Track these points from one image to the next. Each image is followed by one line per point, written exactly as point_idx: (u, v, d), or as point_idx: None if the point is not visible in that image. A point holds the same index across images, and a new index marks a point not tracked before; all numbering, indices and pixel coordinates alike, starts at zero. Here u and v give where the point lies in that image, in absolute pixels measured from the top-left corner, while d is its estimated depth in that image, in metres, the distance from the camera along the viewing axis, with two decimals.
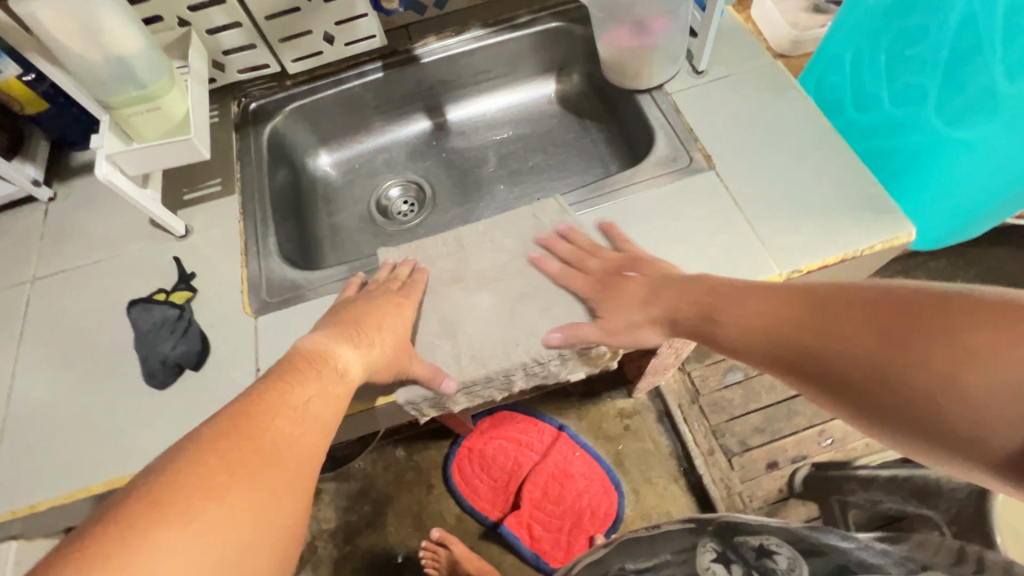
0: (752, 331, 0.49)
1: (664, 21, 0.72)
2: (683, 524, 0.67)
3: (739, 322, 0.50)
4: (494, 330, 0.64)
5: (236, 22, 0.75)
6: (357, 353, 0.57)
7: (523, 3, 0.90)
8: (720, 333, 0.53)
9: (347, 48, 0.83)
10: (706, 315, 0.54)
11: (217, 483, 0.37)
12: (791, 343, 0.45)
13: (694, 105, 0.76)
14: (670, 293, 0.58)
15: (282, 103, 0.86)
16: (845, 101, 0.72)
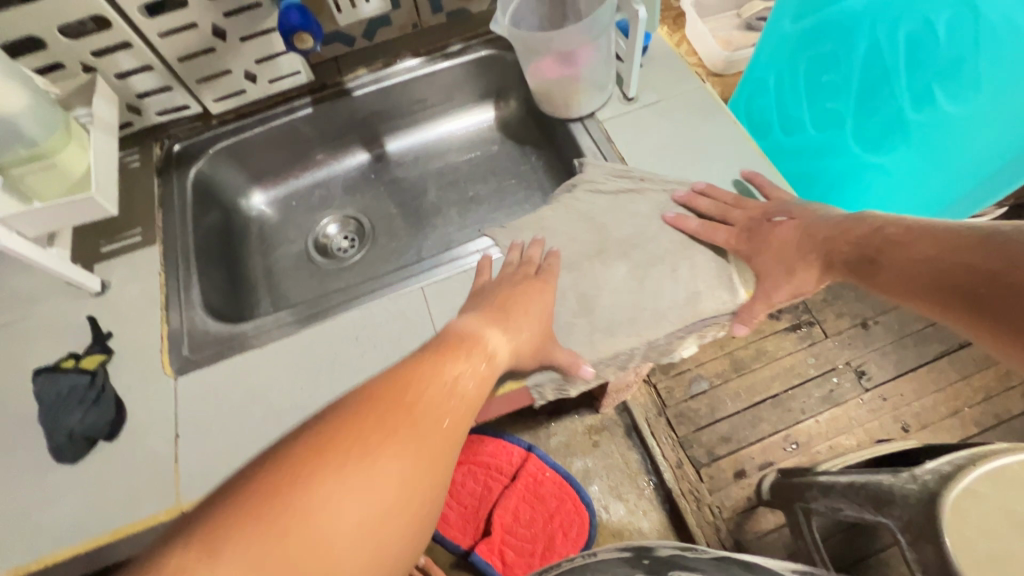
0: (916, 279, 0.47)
1: (586, 49, 0.71)
2: (618, 554, 0.56)
3: (904, 267, 0.48)
4: (624, 301, 0.61)
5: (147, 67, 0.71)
6: (507, 336, 0.53)
7: (454, 31, 0.89)
8: (884, 277, 0.50)
9: (272, 85, 0.81)
10: (871, 265, 0.51)
11: (369, 447, 0.35)
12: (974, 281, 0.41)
13: (626, 132, 0.75)
14: (827, 241, 0.55)
15: (207, 144, 0.83)
16: (771, 125, 0.72)
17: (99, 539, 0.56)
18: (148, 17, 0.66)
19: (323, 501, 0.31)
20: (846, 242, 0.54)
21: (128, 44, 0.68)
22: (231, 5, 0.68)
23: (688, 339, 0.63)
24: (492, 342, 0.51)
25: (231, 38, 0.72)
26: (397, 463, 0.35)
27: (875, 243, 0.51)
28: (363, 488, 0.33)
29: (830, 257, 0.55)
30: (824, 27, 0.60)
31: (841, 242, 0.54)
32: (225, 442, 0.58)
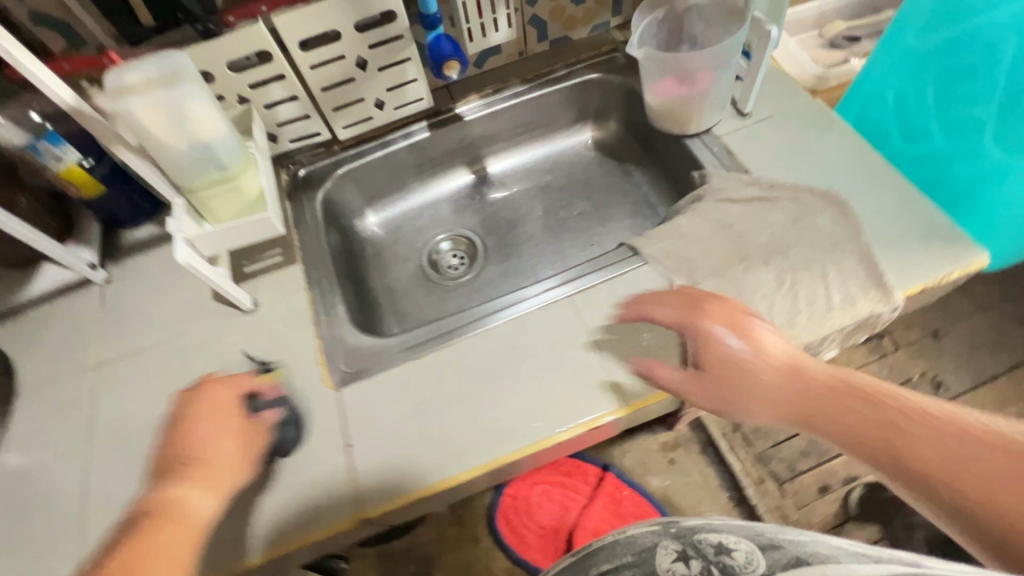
0: (870, 454, 0.43)
1: (709, 75, 0.75)
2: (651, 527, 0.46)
3: (841, 428, 0.45)
4: (772, 306, 0.63)
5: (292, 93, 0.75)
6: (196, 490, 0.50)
7: (557, 58, 0.93)
8: (830, 435, 0.46)
9: (396, 111, 0.84)
10: (821, 415, 0.47)
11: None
12: (906, 472, 0.41)
13: (744, 146, 0.77)
14: (814, 391, 0.49)
15: (330, 169, 0.86)
16: (886, 135, 0.75)
17: (291, 545, 0.57)
18: (304, 51, 0.71)
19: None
20: (806, 396, 0.49)
21: (281, 76, 0.72)
22: (378, 36, 0.72)
23: (833, 343, 0.64)
24: (195, 508, 0.49)
25: (370, 68, 0.76)
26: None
27: (866, 397, 0.46)
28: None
29: (805, 405, 0.49)
30: (966, 42, 0.64)
31: (806, 395, 0.49)
32: (406, 451, 0.61)
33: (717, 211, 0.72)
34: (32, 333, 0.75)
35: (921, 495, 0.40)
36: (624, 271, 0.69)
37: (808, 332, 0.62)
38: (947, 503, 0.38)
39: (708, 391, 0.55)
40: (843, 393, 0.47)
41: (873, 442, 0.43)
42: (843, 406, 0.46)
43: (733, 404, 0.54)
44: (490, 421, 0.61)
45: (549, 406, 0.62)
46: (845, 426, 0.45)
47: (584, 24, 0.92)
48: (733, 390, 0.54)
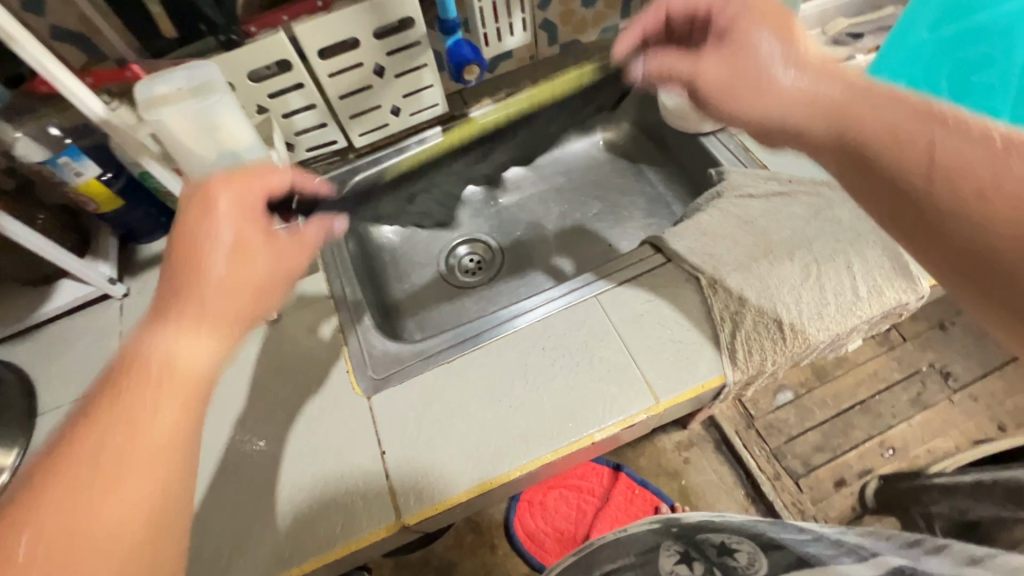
0: (843, 139, 0.39)
1: None
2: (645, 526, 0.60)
3: (872, 117, 0.38)
4: (799, 298, 0.64)
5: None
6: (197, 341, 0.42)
7: (568, 60, 0.94)
8: (810, 131, 0.42)
9: (412, 117, 0.85)
10: (824, 106, 0.42)
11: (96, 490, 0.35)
12: (937, 218, 0.33)
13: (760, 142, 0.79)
14: (826, 89, 0.43)
15: (346, 176, 0.86)
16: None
17: (331, 555, 0.57)
18: (323, 59, 0.71)
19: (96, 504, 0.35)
20: (806, 96, 0.44)
21: (300, 84, 0.72)
22: (395, 43, 0.73)
23: (858, 334, 0.65)
24: (187, 359, 0.41)
25: (387, 75, 0.77)
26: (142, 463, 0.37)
27: (861, 87, 0.41)
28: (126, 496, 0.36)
29: (813, 107, 0.43)
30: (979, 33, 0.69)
31: (803, 103, 0.44)
32: (442, 454, 0.61)
33: (736, 205, 0.73)
34: (53, 351, 0.74)
35: (896, 206, 0.36)
36: (647, 270, 0.69)
37: (837, 324, 0.62)
38: (893, 178, 0.35)
39: (711, 77, 0.54)
40: (847, 91, 0.41)
41: (870, 124, 0.37)
42: (833, 96, 0.42)
43: (743, 94, 0.50)
44: (525, 422, 0.62)
45: (586, 404, 0.62)
46: (843, 108, 0.40)
47: (594, 27, 0.93)
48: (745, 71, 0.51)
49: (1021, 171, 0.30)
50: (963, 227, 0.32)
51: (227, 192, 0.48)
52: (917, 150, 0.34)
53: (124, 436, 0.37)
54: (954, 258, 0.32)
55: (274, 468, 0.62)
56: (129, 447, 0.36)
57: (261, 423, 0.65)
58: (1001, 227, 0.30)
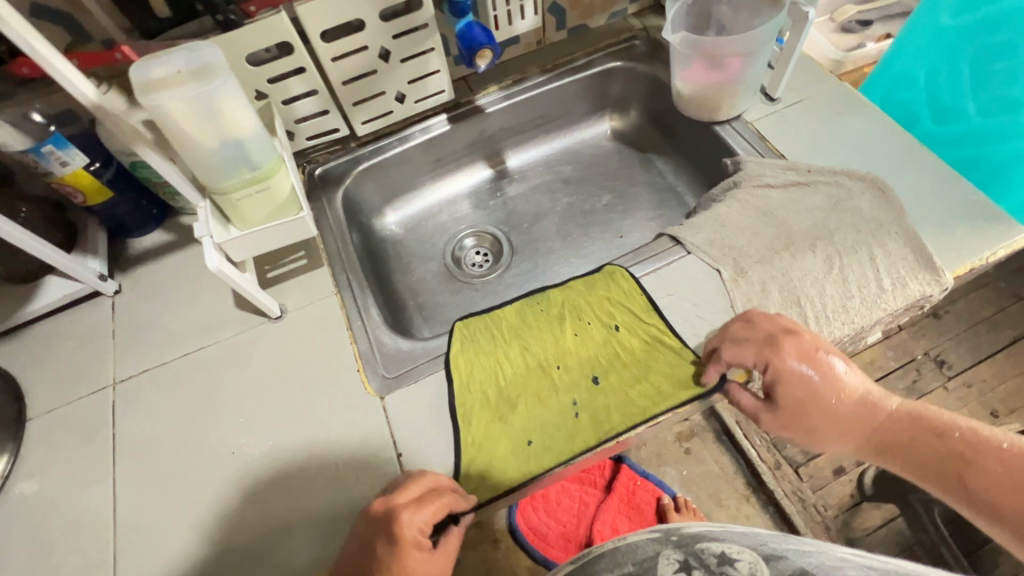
0: (928, 459, 0.49)
1: (744, 59, 0.72)
2: (646, 533, 0.51)
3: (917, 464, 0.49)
4: (824, 291, 0.63)
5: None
6: None
7: (576, 46, 0.91)
8: (888, 448, 0.51)
9: (417, 104, 0.81)
10: (875, 439, 0.52)
11: None
12: (972, 488, 0.45)
13: (777, 131, 0.77)
14: (899, 438, 0.51)
15: (348, 166, 0.82)
16: (918, 113, 0.76)
17: None
18: (326, 42, 0.67)
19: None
20: (897, 442, 0.51)
21: (302, 69, 0.68)
22: (402, 26, 0.69)
23: (880, 326, 0.64)
24: None
25: (393, 60, 0.73)
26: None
27: (938, 447, 0.49)
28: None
29: (859, 447, 0.53)
30: (1004, 20, 0.64)
31: (846, 434, 0.53)
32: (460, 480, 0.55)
33: (755, 195, 0.71)
34: (43, 354, 0.70)
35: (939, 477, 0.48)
36: (668, 263, 0.67)
37: (862, 317, 0.62)
38: (971, 495, 0.45)
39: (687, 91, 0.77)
40: (904, 435, 0.51)
41: (923, 453, 0.49)
42: (882, 437, 0.52)
43: (870, 440, 0.52)
44: (541, 439, 0.57)
45: (607, 413, 0.58)
46: (888, 430, 0.52)
47: (602, 12, 0.90)
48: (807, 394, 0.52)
49: (1004, 462, 0.45)
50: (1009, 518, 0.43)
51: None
52: (985, 483, 0.45)
53: None
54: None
55: (284, 474, 0.59)
56: None
57: (271, 427, 0.62)
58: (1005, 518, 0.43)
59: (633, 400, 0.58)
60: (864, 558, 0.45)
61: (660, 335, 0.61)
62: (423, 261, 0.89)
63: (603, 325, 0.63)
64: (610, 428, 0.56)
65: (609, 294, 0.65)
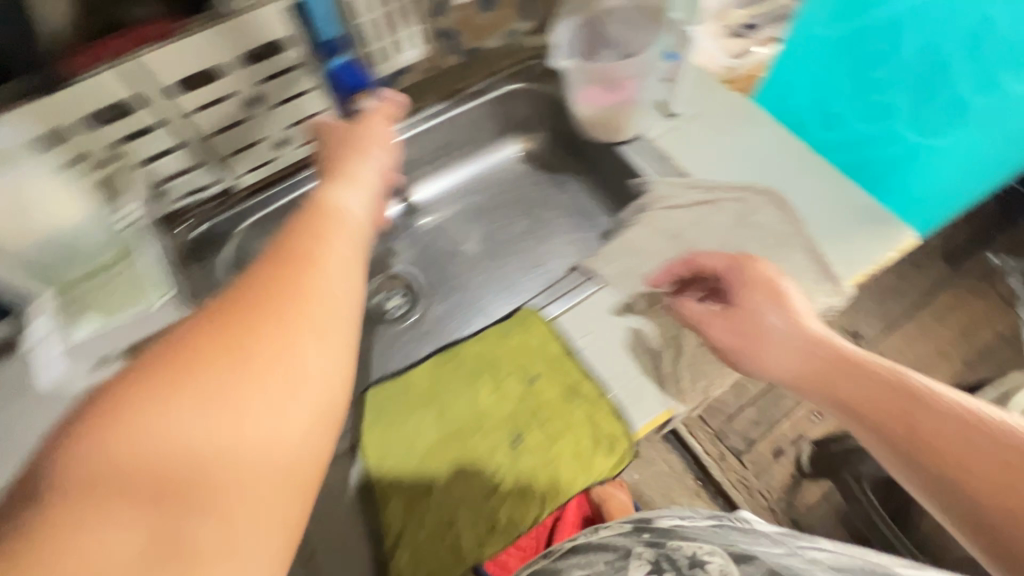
0: (885, 403, 0.43)
1: (633, 83, 0.72)
2: (618, 532, 0.55)
3: (863, 399, 0.44)
4: None
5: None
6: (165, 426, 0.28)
7: (472, 71, 0.87)
8: (857, 379, 0.45)
9: (301, 148, 0.75)
10: (828, 371, 0.47)
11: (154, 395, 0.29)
12: (931, 448, 0.39)
13: (679, 148, 0.76)
14: (863, 381, 0.45)
15: (233, 223, 0.75)
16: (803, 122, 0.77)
17: None
18: (178, 95, 0.59)
19: (138, 406, 0.28)
20: (867, 380, 0.45)
21: (154, 127, 0.60)
22: (269, 70, 0.63)
23: None
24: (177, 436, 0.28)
25: (264, 106, 0.66)
26: (250, 447, 0.29)
27: (896, 392, 0.43)
28: (230, 486, 0.28)
29: (811, 369, 0.48)
30: (865, 36, 0.67)
31: (804, 360, 0.49)
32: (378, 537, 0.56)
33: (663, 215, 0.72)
34: None
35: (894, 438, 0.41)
36: (582, 300, 0.65)
37: None
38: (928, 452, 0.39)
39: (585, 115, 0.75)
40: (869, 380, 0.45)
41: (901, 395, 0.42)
42: (851, 366, 0.46)
43: (821, 379, 0.47)
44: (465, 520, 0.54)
45: (532, 486, 0.55)
46: (849, 365, 0.46)
47: (494, 32, 0.86)
48: (744, 332, 0.53)
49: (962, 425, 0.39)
50: (969, 495, 0.37)
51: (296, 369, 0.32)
52: (928, 438, 0.40)
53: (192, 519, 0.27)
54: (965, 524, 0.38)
55: None
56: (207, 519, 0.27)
57: None
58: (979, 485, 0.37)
59: (555, 460, 0.56)
60: (845, 560, 0.42)
61: (579, 383, 0.59)
62: None
63: (520, 377, 0.60)
64: (533, 497, 0.54)
65: (524, 341, 0.62)
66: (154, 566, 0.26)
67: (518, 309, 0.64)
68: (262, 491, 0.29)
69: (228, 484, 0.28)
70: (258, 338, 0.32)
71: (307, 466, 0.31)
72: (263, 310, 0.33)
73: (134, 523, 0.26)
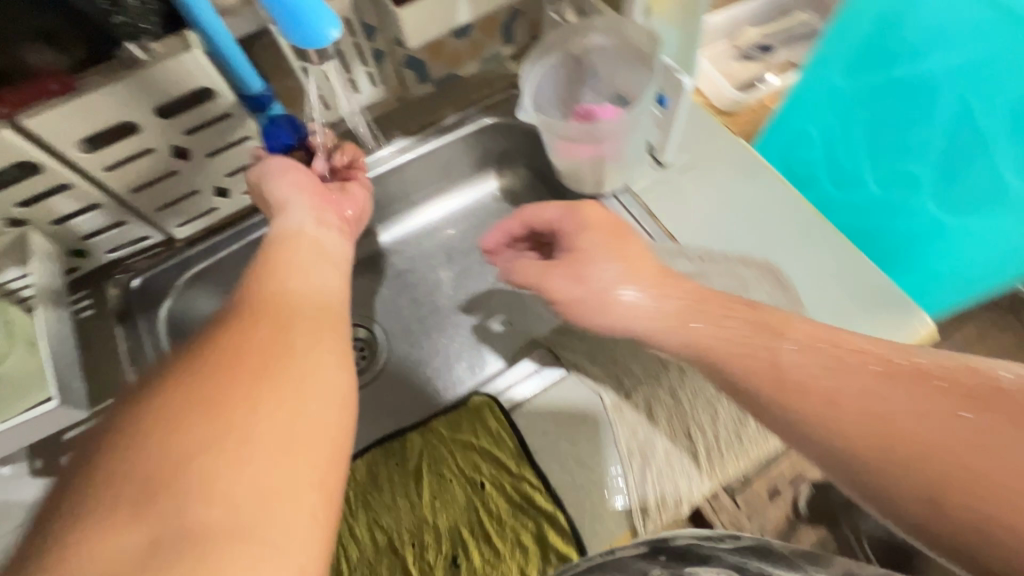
0: (854, 427, 0.37)
1: (616, 141, 0.62)
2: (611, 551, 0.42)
3: (726, 341, 0.45)
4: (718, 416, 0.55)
5: (178, 34, 0.51)
6: (186, 436, 0.30)
7: (445, 101, 0.78)
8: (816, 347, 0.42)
9: (247, 194, 0.68)
10: (690, 313, 0.48)
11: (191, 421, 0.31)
12: (850, 417, 0.38)
13: (667, 204, 0.67)
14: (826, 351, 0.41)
15: (174, 273, 0.68)
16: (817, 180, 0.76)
17: None
18: (89, 153, 0.52)
19: (146, 431, 0.31)
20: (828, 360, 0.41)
21: (65, 186, 0.53)
22: (195, 120, 0.55)
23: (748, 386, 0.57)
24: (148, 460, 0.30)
25: (195, 156, 0.59)
26: (279, 446, 0.31)
27: (747, 313, 0.46)
28: (246, 467, 0.30)
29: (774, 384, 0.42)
30: (886, 95, 0.68)
31: (750, 355, 0.44)
32: None
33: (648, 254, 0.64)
34: None
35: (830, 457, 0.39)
36: (546, 389, 0.58)
37: (756, 448, 0.53)
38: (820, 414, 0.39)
39: (561, 163, 0.66)
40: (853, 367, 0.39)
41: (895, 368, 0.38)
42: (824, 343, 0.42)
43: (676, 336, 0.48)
44: None
45: None
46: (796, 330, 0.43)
47: (472, 58, 0.77)
48: (590, 288, 0.52)
49: (905, 414, 0.36)
50: (941, 481, 0.33)
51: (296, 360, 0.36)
52: (912, 434, 0.35)
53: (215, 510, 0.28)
54: (915, 498, 0.34)
55: None
56: (225, 483, 0.29)
57: None
58: (894, 450, 0.35)
59: None
60: None
61: (530, 495, 0.53)
62: None
63: (466, 480, 0.55)
64: None
65: (474, 438, 0.56)
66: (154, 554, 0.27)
67: (469, 396, 0.58)
68: (266, 481, 0.30)
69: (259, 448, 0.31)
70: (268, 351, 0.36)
71: (338, 444, 0.34)
72: (269, 347, 0.36)
73: (129, 531, 0.28)
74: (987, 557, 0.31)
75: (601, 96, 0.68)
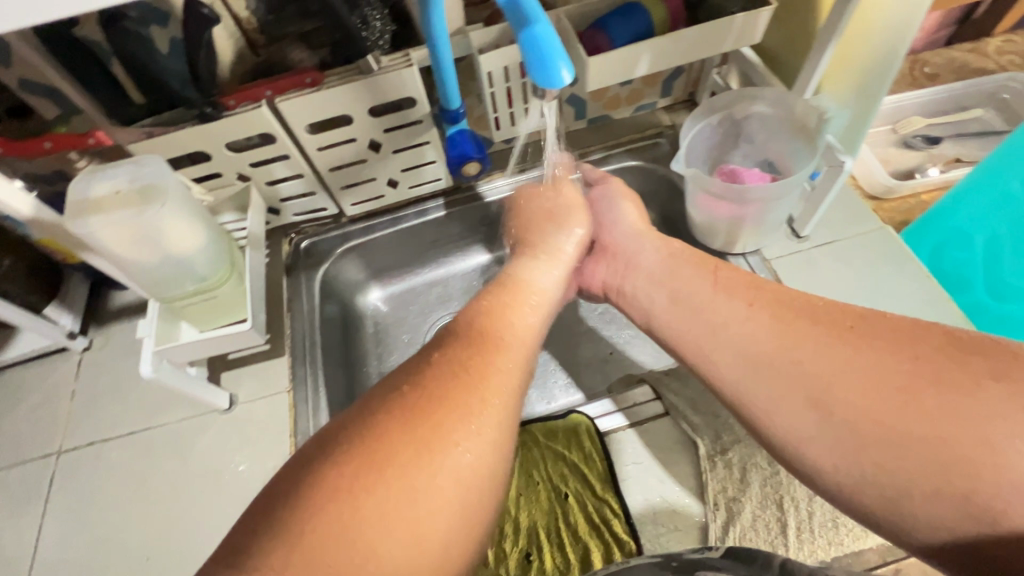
0: None
1: (762, 206, 0.64)
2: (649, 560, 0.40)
3: (680, 290, 0.55)
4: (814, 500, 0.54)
5: (404, 52, 0.61)
6: (452, 420, 0.37)
7: (594, 139, 0.83)
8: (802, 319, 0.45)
9: (411, 189, 0.77)
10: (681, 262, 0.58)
11: (430, 420, 0.37)
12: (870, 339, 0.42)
13: (799, 276, 0.68)
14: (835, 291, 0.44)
15: (335, 243, 0.79)
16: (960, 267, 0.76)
17: None
18: (312, 134, 0.64)
19: (403, 436, 0.35)
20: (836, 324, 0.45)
21: (286, 156, 0.65)
22: (394, 121, 0.65)
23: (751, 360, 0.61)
24: (409, 433, 0.36)
25: (384, 150, 0.69)
26: (460, 470, 0.36)
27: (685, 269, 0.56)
28: (456, 439, 0.37)
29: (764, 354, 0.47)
30: None
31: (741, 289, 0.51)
32: None
33: (751, 265, 0.69)
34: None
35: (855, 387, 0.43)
36: (644, 423, 0.61)
37: (855, 541, 0.52)
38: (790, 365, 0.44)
39: (699, 217, 0.69)
40: (891, 361, 0.40)
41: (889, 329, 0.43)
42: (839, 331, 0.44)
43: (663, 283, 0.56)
44: None
45: None
46: None
47: (628, 104, 0.82)
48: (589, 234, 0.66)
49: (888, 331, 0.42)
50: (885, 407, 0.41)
51: (495, 361, 0.43)
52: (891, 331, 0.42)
53: (465, 461, 0.36)
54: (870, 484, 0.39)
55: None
56: (462, 463, 0.36)
57: (194, 525, 0.61)
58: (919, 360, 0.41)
59: None
60: None
61: (609, 519, 0.56)
62: (401, 346, 0.83)
63: (552, 489, 0.60)
64: None
65: (566, 450, 0.61)
66: (403, 487, 0.34)
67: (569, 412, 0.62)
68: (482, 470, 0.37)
69: (440, 472, 0.35)
70: (493, 357, 0.44)
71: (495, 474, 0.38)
72: (462, 365, 0.42)
73: (378, 488, 0.33)
74: (909, 508, 0.37)
75: (750, 160, 0.71)
